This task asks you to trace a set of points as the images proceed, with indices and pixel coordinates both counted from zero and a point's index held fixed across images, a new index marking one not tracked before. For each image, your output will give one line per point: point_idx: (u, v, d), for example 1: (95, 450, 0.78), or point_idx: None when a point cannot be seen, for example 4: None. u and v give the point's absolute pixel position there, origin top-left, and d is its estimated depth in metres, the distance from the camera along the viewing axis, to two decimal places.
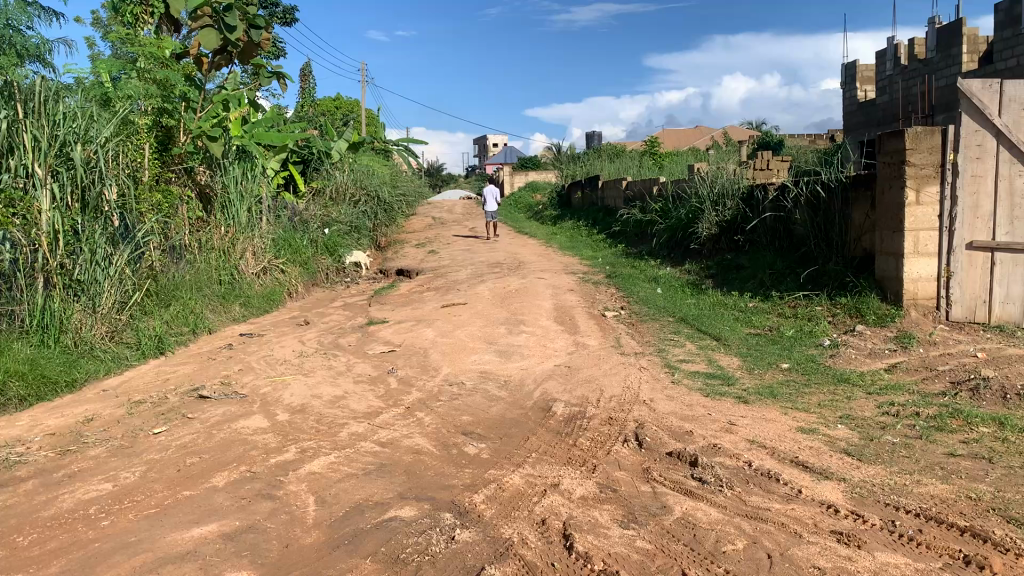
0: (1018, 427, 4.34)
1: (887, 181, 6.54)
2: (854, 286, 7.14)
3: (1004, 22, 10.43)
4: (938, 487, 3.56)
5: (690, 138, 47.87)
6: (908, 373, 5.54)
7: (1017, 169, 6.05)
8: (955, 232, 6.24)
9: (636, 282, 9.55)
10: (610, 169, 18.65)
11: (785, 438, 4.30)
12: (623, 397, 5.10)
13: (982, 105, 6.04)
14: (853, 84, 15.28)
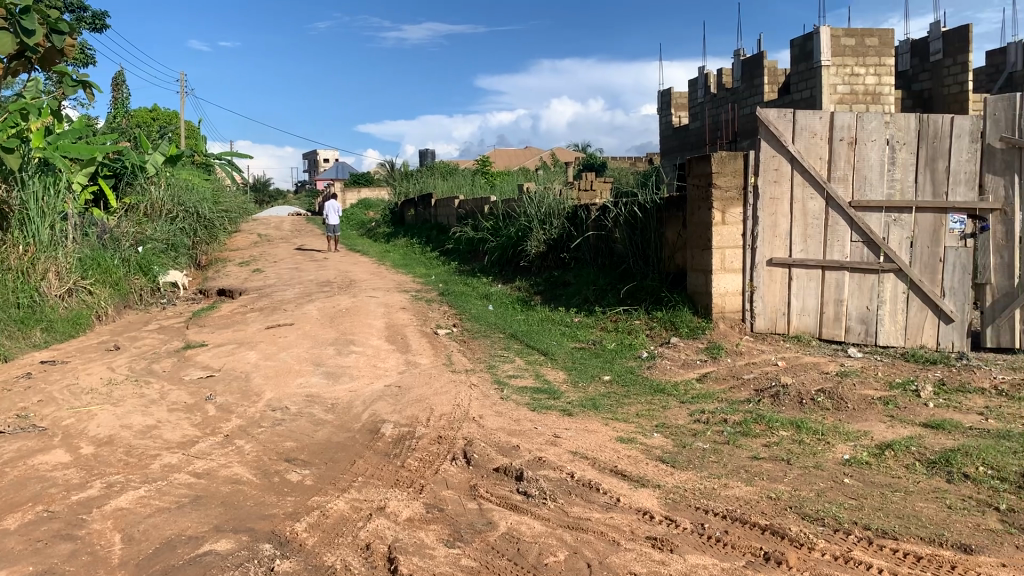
0: (813, 430, 4.71)
1: (698, 203, 6.98)
2: (668, 300, 7.53)
3: (798, 56, 11.40)
4: (743, 489, 3.81)
5: (519, 159, 49.01)
6: (717, 382, 5.89)
7: (809, 194, 6.48)
8: (756, 249, 6.71)
9: (467, 300, 9.63)
10: (442, 187, 18.75)
11: (606, 448, 4.46)
12: (452, 415, 5.12)
13: (777, 132, 6.46)
14: (668, 110, 16.17)
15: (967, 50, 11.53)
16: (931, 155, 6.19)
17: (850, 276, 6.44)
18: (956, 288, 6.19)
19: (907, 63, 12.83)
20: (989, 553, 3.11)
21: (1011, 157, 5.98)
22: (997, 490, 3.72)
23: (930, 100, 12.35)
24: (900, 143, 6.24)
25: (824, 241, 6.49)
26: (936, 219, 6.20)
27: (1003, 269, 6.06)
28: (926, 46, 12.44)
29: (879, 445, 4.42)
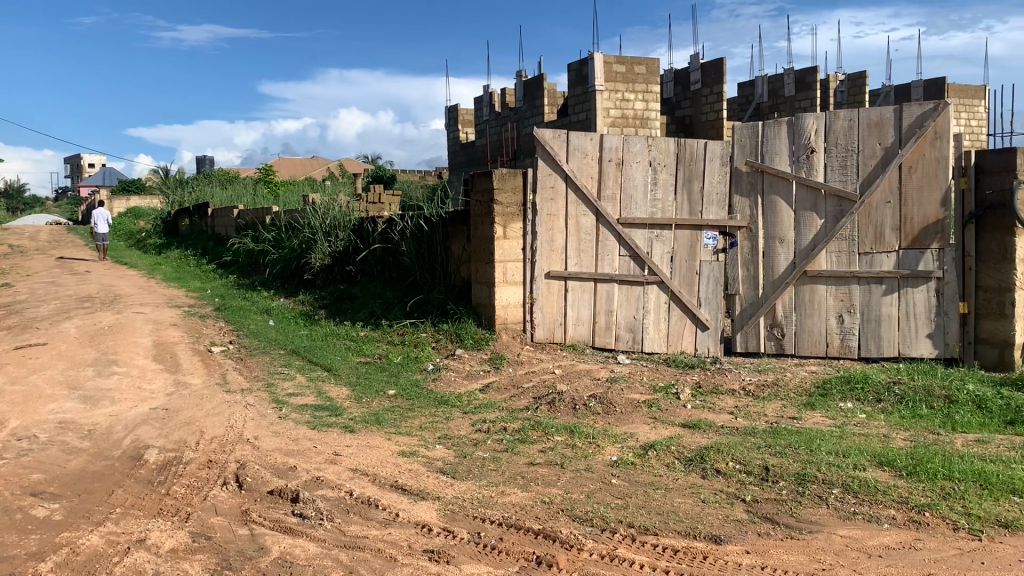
0: (585, 434, 4.94)
1: (480, 218, 7.14)
2: (454, 312, 7.62)
3: (575, 80, 11.95)
4: (519, 496, 3.92)
5: (306, 169, 47.87)
6: (499, 392, 6.02)
7: (582, 210, 6.82)
8: (535, 263, 6.96)
9: (246, 315, 9.24)
10: (220, 197, 17.88)
11: (386, 463, 4.43)
12: (226, 437, 4.88)
13: (553, 151, 6.76)
14: (454, 126, 16.42)
15: (721, 81, 12.65)
16: (688, 177, 6.68)
17: (619, 288, 6.83)
18: (710, 298, 6.70)
19: (671, 91, 13.84)
20: (736, 542, 3.40)
21: (755, 179, 6.55)
22: (743, 482, 4.07)
23: (691, 126, 13.38)
24: (661, 165, 6.70)
25: (597, 255, 6.84)
26: (693, 235, 6.70)
27: (750, 281, 6.64)
28: (687, 76, 13.49)
29: (643, 446, 4.71)
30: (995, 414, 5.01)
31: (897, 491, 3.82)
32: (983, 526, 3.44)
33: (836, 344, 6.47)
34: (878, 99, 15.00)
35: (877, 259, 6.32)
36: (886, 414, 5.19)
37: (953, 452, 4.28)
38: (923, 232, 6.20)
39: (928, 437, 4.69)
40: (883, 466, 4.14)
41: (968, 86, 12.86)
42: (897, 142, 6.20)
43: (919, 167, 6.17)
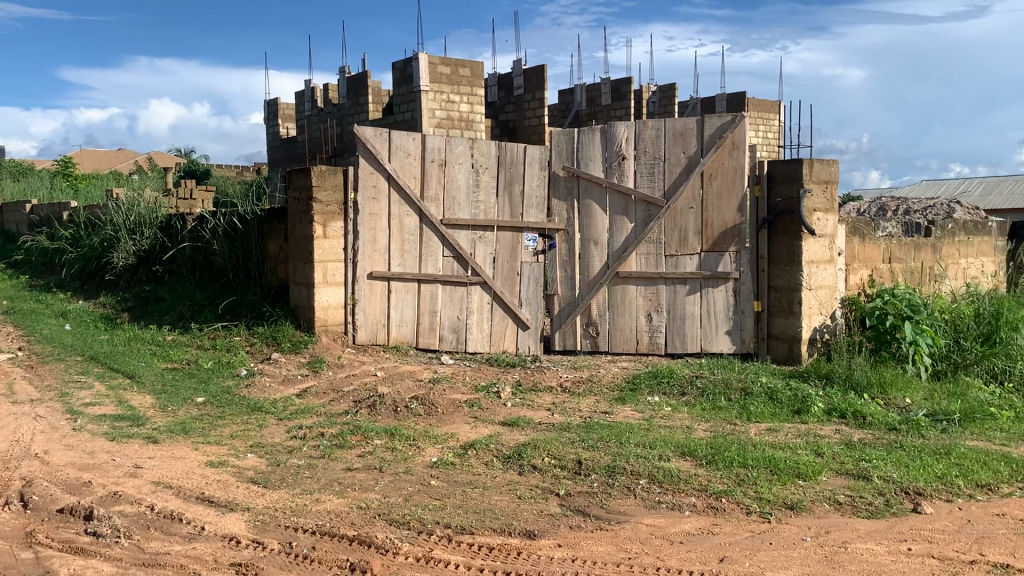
0: (405, 436, 4.91)
1: (298, 216, 6.93)
2: (269, 314, 7.35)
3: (399, 79, 11.84)
4: (334, 502, 3.83)
5: (113, 162, 44.79)
6: (317, 397, 5.87)
7: (404, 210, 6.78)
8: (357, 263, 6.85)
9: (38, 319, 8.49)
10: (10, 189, 16.37)
11: (193, 474, 4.21)
12: (10, 453, 4.46)
13: (375, 150, 6.68)
14: (274, 121, 15.87)
15: (542, 87, 13.02)
16: (508, 179, 6.80)
17: (442, 288, 6.85)
18: (530, 299, 6.85)
19: (494, 95, 14.01)
20: (549, 536, 3.49)
21: (572, 184, 6.76)
22: (558, 477, 4.19)
23: (514, 130, 13.63)
24: (482, 167, 6.78)
25: (419, 256, 6.82)
26: (513, 237, 6.82)
27: (567, 281, 6.84)
28: (510, 81, 13.72)
29: (463, 446, 4.74)
30: (784, 404, 5.43)
31: (697, 479, 4.05)
32: (772, 509, 3.71)
33: (646, 342, 6.78)
34: (686, 111, 15.89)
35: (682, 261, 6.68)
36: (690, 406, 5.51)
37: (748, 441, 4.59)
38: (723, 236, 6.62)
39: (726, 428, 5.02)
40: (686, 456, 4.38)
41: (765, 101, 13.88)
42: (700, 151, 6.59)
43: (719, 175, 6.58)
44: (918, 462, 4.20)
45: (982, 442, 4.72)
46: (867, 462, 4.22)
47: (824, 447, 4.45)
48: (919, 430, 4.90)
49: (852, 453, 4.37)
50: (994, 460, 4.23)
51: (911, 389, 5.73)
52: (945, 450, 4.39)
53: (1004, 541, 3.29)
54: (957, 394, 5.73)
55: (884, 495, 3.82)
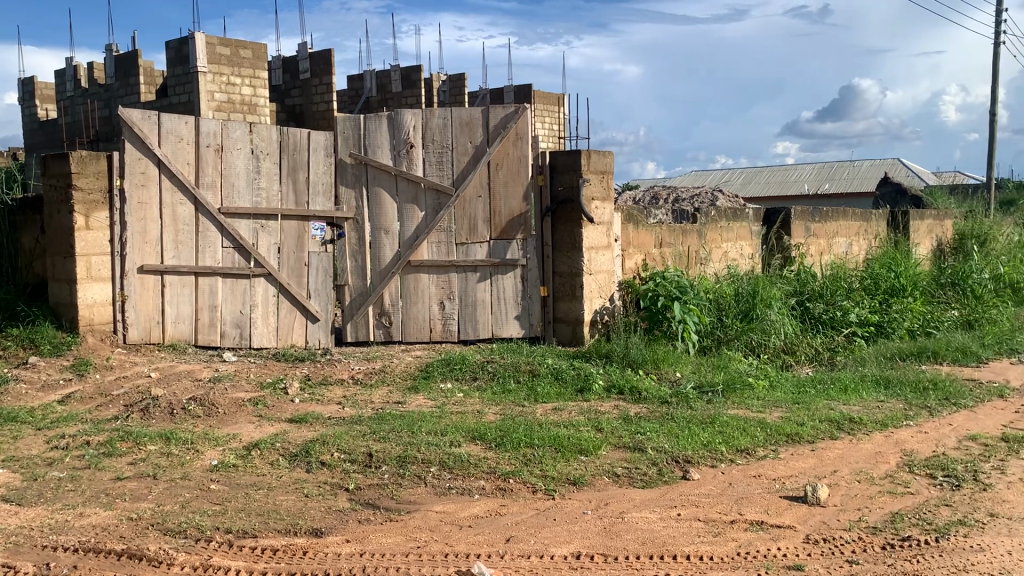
0: (182, 439, 4.62)
1: (55, 206, 6.32)
2: (24, 315, 6.56)
3: (173, 59, 11.09)
4: (100, 515, 3.54)
5: None
6: (82, 402, 5.40)
7: (179, 199, 6.39)
8: (126, 256, 6.36)
9: None
10: None
11: None
12: None
13: (142, 134, 6.25)
14: (30, 100, 14.40)
15: (329, 72, 12.72)
16: (292, 166, 6.57)
17: (223, 281, 6.51)
18: (319, 290, 6.66)
19: (279, 78, 13.47)
20: (336, 532, 3.41)
21: (359, 171, 6.65)
22: (347, 471, 4.11)
23: (301, 115, 13.20)
24: (263, 153, 6.50)
25: (197, 247, 6.45)
26: (299, 226, 6.60)
27: (358, 271, 6.72)
28: (296, 64, 13.27)
29: (246, 446, 4.53)
30: (568, 383, 5.64)
31: (485, 462, 4.12)
32: (556, 486, 3.84)
33: (439, 330, 6.79)
34: (476, 100, 16.09)
35: (472, 249, 6.74)
36: (480, 391, 5.60)
37: (534, 422, 4.73)
38: (509, 224, 6.76)
39: (515, 410, 5.15)
40: (475, 441, 4.44)
41: (550, 93, 14.33)
42: (486, 140, 6.69)
43: (505, 164, 6.72)
44: (687, 432, 4.51)
45: (742, 410, 5.15)
46: (642, 434, 4.48)
47: (604, 423, 4.67)
48: (688, 402, 5.26)
49: (629, 426, 4.62)
50: (752, 426, 4.62)
51: (681, 364, 6.15)
52: (710, 420, 4.74)
53: (760, 499, 3.59)
54: (721, 367, 6.22)
55: (657, 465, 4.06)
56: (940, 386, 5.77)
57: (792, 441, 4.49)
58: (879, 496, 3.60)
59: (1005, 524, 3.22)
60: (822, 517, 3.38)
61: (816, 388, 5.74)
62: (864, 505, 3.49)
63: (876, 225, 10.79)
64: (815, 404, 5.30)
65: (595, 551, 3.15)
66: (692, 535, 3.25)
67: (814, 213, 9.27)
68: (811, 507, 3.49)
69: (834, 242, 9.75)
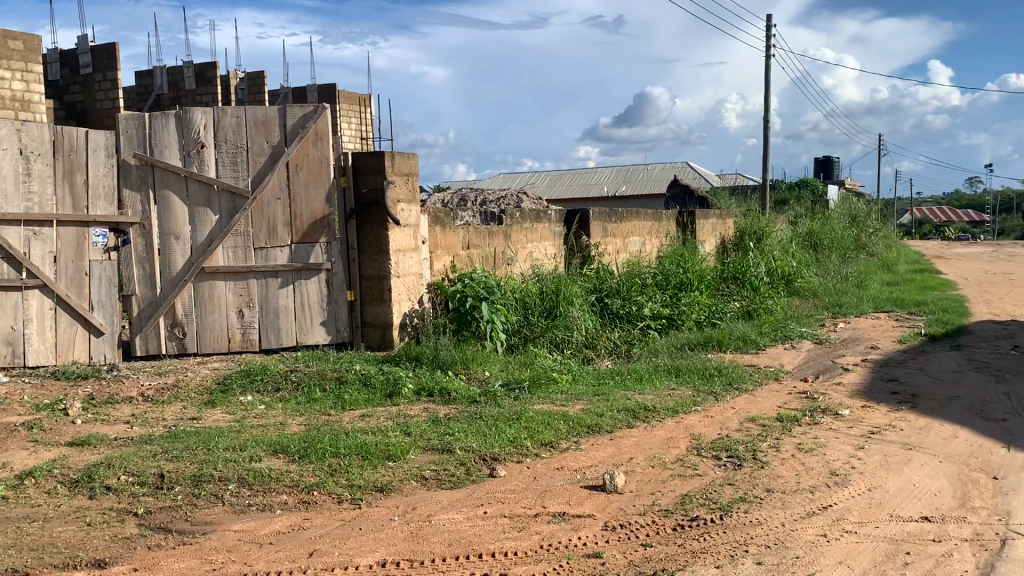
0: None
1: None
2: None
3: None
4: None
5: None
6: None
7: None
8: None
9: None
10: None
11: None
12: None
13: None
14: None
15: (114, 68, 11.87)
16: (68, 168, 6.06)
17: None
18: (102, 301, 6.18)
19: (55, 72, 12.38)
20: (122, 561, 3.17)
21: (145, 173, 6.24)
22: (136, 495, 3.82)
23: (82, 112, 12.20)
24: (33, 154, 5.93)
25: None
26: (77, 232, 6.10)
27: (146, 280, 6.30)
28: (75, 58, 12.25)
29: (18, 475, 4.11)
30: (376, 389, 5.56)
31: (288, 475, 3.97)
32: (363, 494, 3.76)
33: (238, 339, 6.49)
34: (276, 100, 15.57)
35: (271, 254, 6.50)
36: (283, 402, 5.40)
37: (340, 430, 4.62)
38: (311, 228, 6.57)
39: (320, 419, 5.01)
40: (277, 454, 4.28)
41: (354, 93, 14.11)
42: (283, 141, 6.47)
43: (305, 165, 6.53)
44: (493, 429, 4.56)
45: (547, 404, 5.29)
46: (450, 435, 4.49)
47: (412, 426, 4.64)
48: (495, 400, 5.34)
49: (437, 428, 4.62)
50: (554, 420, 4.75)
51: (488, 363, 6.22)
52: (516, 416, 4.83)
53: (561, 491, 3.70)
54: (527, 364, 6.35)
55: (464, 465, 4.08)
56: (724, 372, 6.21)
57: (592, 432, 4.66)
58: (671, 480, 3.80)
59: (779, 498, 3.50)
60: (620, 503, 3.53)
61: (614, 380, 6.00)
62: (657, 489, 3.68)
63: (667, 224, 11.45)
64: (614, 395, 5.54)
65: (400, 557, 3.11)
66: (497, 532, 3.29)
67: (611, 214, 9.70)
68: (609, 494, 3.64)
69: (630, 240, 10.24)
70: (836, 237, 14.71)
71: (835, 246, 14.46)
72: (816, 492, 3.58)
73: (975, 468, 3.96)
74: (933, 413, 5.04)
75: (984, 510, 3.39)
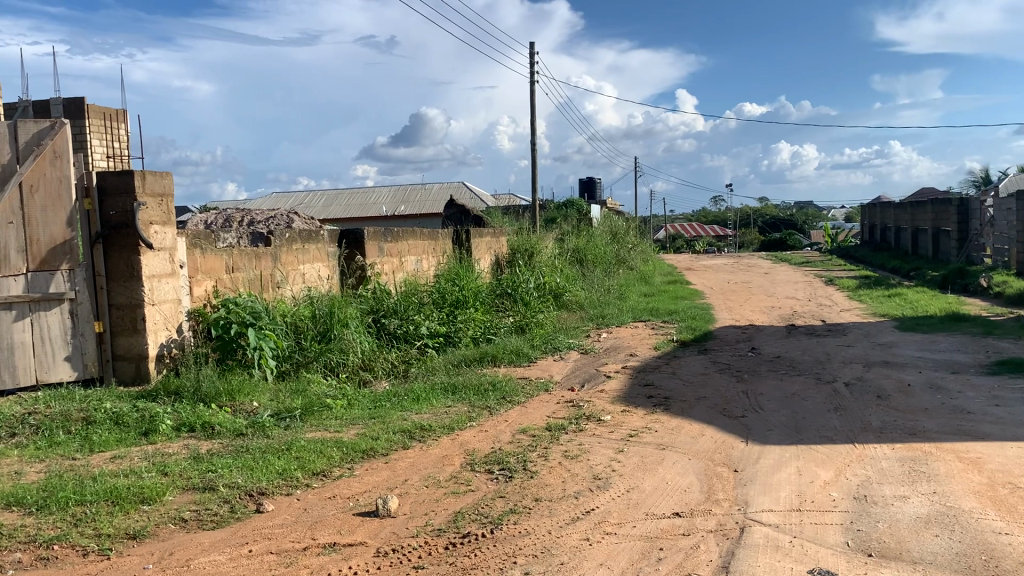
0: None
1: None
2: None
3: None
4: None
5: None
6: None
7: None
8: None
9: None
10: None
11: None
12: None
13: None
14: None
15: None
16: None
17: None
18: None
19: None
20: None
21: None
22: None
23: None
24: None
25: None
26: None
27: None
28: None
29: None
30: (130, 427, 5.14)
31: (23, 531, 3.55)
32: (112, 543, 3.45)
33: None
34: (11, 112, 14.08)
35: (3, 284, 5.81)
36: (20, 447, 4.84)
37: (87, 476, 4.21)
38: (50, 254, 6.00)
39: (63, 465, 4.55)
40: (10, 507, 3.82)
41: (104, 108, 13.09)
42: (15, 159, 5.87)
43: (42, 186, 5.96)
44: (261, 462, 4.36)
45: (319, 432, 5.14)
46: (213, 472, 4.23)
47: (171, 465, 4.33)
48: (264, 431, 5.11)
49: (199, 465, 4.34)
50: (327, 447, 4.62)
51: (257, 392, 5.95)
52: (286, 446, 4.64)
53: (333, 520, 3.60)
54: (299, 391, 6.15)
55: (228, 502, 3.86)
56: (498, 387, 6.35)
57: (366, 456, 4.59)
58: (444, 498, 3.82)
59: (546, 506, 3.62)
60: (392, 527, 3.49)
61: (391, 402, 5.95)
62: (430, 509, 3.68)
63: (443, 242, 11.57)
64: (390, 417, 5.50)
65: None
66: (262, 571, 3.14)
67: (386, 233, 9.63)
68: (382, 519, 3.59)
69: (406, 259, 10.23)
70: (599, 253, 15.58)
71: (598, 262, 15.31)
72: (580, 497, 3.74)
73: (718, 462, 4.31)
74: (683, 414, 5.44)
75: (726, 501, 3.70)
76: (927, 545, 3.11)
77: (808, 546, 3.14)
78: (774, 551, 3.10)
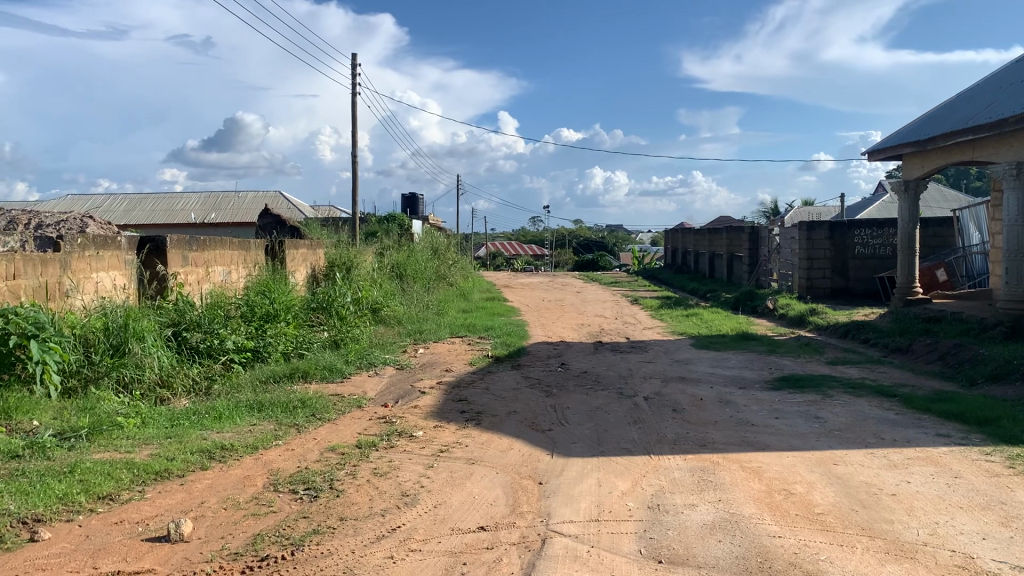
0: None
1: None
2: None
3: None
4: None
5: None
6: None
7: None
8: None
9: None
10: None
11: None
12: None
13: None
14: None
15: None
16: None
17: None
18: None
19: None
20: None
21: None
22: None
23: None
24: None
25: None
26: None
27: None
28: None
29: None
30: None
31: None
32: None
33: None
34: None
35: None
36: None
37: None
38: None
39: None
40: None
41: None
42: None
43: None
44: (38, 486, 3.97)
45: (108, 453, 4.78)
46: None
47: None
48: (44, 453, 4.67)
49: None
50: (116, 469, 4.31)
51: (38, 411, 5.46)
52: (68, 469, 4.28)
53: (118, 548, 3.36)
54: (86, 410, 5.70)
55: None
56: (308, 404, 6.17)
57: (160, 478, 4.32)
58: (243, 520, 3.66)
59: (351, 526, 3.55)
60: (184, 553, 3.30)
61: (190, 420, 5.64)
62: (227, 533, 3.51)
63: (255, 253, 11.13)
64: (189, 437, 5.21)
65: None
66: None
67: (192, 242, 9.15)
68: (174, 544, 3.39)
69: (213, 270, 9.76)
70: (418, 268, 15.57)
71: (417, 278, 15.28)
72: (386, 515, 3.70)
73: (524, 475, 4.40)
74: (493, 428, 5.52)
75: (530, 513, 3.78)
76: (710, 550, 3.33)
77: (605, 555, 3.27)
78: (573, 562, 3.20)
